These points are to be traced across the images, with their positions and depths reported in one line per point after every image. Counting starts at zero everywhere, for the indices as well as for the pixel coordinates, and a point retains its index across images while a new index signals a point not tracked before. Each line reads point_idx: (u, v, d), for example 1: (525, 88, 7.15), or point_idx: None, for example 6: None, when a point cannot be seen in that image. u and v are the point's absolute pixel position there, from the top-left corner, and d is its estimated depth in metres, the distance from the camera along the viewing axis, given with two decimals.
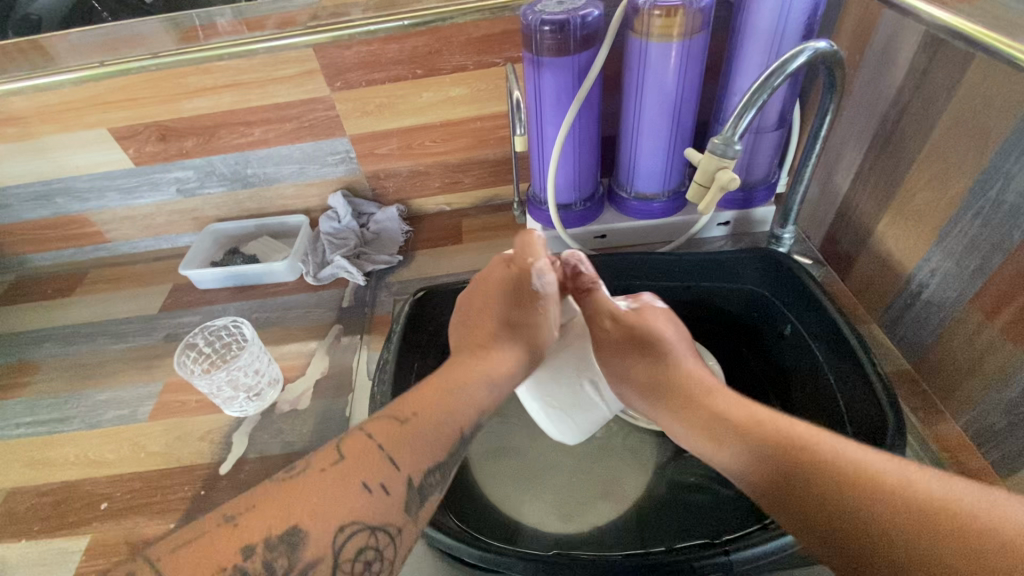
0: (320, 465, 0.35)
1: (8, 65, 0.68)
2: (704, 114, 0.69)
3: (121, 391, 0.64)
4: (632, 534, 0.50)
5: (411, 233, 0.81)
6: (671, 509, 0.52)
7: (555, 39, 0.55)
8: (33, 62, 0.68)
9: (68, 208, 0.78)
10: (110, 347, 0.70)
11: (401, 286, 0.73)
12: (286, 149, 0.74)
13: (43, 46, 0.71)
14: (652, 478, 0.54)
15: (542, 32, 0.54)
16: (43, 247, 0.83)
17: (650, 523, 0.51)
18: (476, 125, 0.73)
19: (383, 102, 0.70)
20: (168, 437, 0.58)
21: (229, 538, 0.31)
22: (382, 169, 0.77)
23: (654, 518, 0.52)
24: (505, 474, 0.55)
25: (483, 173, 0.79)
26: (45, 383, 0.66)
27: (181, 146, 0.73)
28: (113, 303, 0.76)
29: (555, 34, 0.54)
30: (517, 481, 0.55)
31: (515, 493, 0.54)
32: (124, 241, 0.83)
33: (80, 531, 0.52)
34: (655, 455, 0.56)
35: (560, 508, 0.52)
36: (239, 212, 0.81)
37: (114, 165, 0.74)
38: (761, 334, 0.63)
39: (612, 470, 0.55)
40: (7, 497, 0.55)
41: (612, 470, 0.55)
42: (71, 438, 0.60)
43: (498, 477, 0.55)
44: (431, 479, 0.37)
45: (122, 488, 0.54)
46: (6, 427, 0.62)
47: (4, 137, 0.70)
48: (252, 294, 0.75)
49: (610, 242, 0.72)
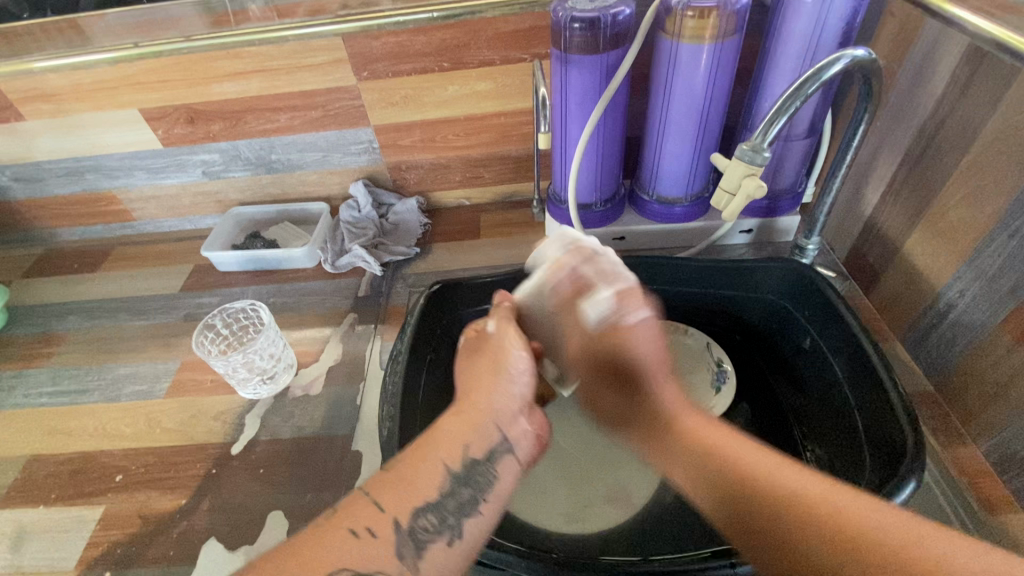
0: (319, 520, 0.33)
1: (45, 43, 0.70)
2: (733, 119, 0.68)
3: (140, 366, 0.65)
4: (634, 540, 0.50)
5: (429, 225, 0.81)
6: (674, 516, 0.52)
7: (585, 36, 0.54)
8: (69, 41, 0.69)
9: (97, 184, 0.80)
10: (132, 323, 0.71)
11: (417, 278, 0.74)
12: (310, 136, 0.75)
13: (80, 25, 0.73)
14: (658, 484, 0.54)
15: (572, 29, 0.54)
16: (72, 222, 0.85)
17: (653, 530, 0.51)
18: (500, 120, 0.73)
19: (408, 94, 0.70)
20: (184, 414, 0.59)
21: (338, 541, 0.31)
22: (403, 160, 0.78)
23: (657, 525, 0.51)
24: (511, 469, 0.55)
25: (504, 169, 0.79)
26: (69, 355, 0.68)
27: (209, 129, 0.74)
28: (137, 280, 0.78)
29: (585, 31, 0.54)
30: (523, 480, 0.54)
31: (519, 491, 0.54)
32: (149, 219, 0.84)
33: (96, 501, 0.53)
34: None
35: (563, 509, 0.52)
36: (262, 197, 0.82)
37: (144, 144, 0.75)
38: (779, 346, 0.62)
39: (618, 474, 0.55)
40: (27, 464, 0.57)
41: (619, 473, 0.55)
42: (91, 409, 0.61)
43: None
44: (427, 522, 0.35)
45: (138, 461, 0.56)
46: (30, 396, 0.64)
47: (39, 113, 0.72)
48: (270, 279, 0.76)
49: (630, 244, 0.71)
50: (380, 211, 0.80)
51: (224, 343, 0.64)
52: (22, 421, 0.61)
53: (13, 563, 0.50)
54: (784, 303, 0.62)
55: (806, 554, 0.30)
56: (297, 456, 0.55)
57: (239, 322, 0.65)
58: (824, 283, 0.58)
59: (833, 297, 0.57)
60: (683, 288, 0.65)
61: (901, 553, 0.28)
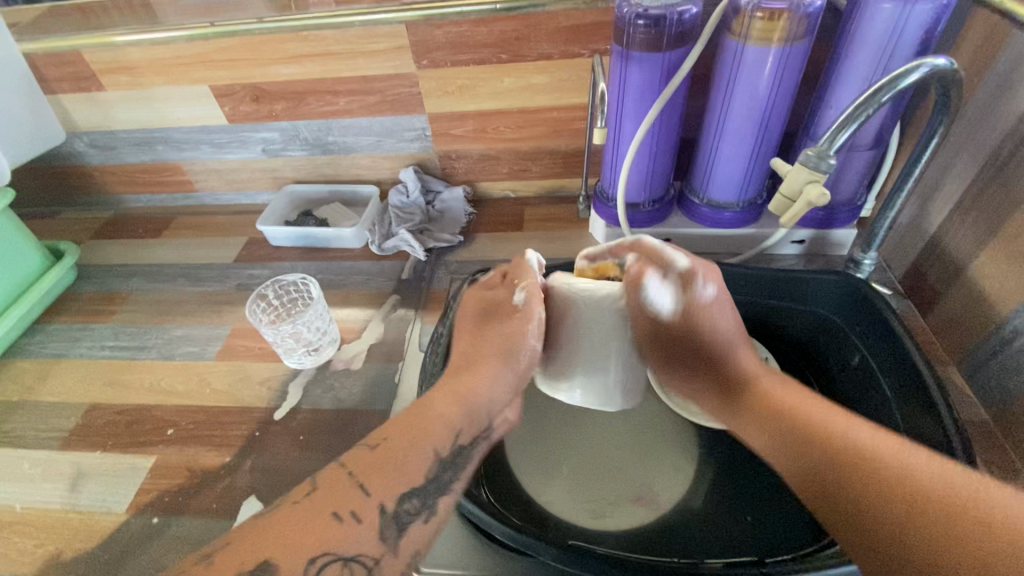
0: (297, 496, 0.36)
1: (129, 18, 0.74)
2: (793, 126, 0.67)
3: (194, 330, 0.69)
4: (660, 542, 0.49)
5: (474, 215, 0.82)
6: (704, 523, 0.51)
7: (648, 33, 0.54)
8: (150, 18, 0.73)
9: (165, 155, 0.84)
10: (188, 289, 0.75)
11: (460, 265, 0.75)
12: (366, 120, 0.77)
13: (160, 3, 0.77)
14: (687, 490, 0.53)
15: (636, 26, 0.53)
16: (139, 190, 0.90)
17: (679, 534, 0.50)
18: (553, 115, 0.73)
19: (464, 84, 0.71)
20: (232, 377, 0.62)
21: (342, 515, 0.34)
22: (454, 150, 0.79)
23: (684, 529, 0.51)
24: (540, 457, 0.56)
25: (552, 164, 0.79)
26: (130, 313, 0.72)
27: (272, 108, 0.77)
28: (195, 248, 0.82)
29: (649, 29, 0.53)
30: (552, 473, 0.55)
31: (547, 482, 0.54)
32: (209, 192, 0.89)
33: (148, 451, 0.56)
34: (694, 468, 0.55)
35: (589, 504, 0.52)
36: (315, 177, 0.85)
37: (210, 120, 0.79)
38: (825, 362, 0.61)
39: (647, 475, 0.55)
40: (88, 411, 0.61)
41: (649, 474, 0.55)
42: (147, 365, 0.65)
43: (534, 464, 0.56)
44: (410, 505, 0.37)
45: (189, 417, 0.59)
46: (93, 348, 0.68)
47: (118, 85, 0.76)
48: (319, 256, 0.78)
49: (675, 246, 0.71)
50: (427, 197, 0.82)
51: (273, 314, 0.66)
52: (85, 372, 0.65)
53: (72, 500, 0.53)
54: (833, 318, 0.60)
55: (856, 497, 0.34)
56: (335, 426, 0.57)
57: (288, 295, 0.67)
58: (879, 301, 0.56)
59: (888, 315, 0.55)
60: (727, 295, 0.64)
61: (932, 494, 0.32)
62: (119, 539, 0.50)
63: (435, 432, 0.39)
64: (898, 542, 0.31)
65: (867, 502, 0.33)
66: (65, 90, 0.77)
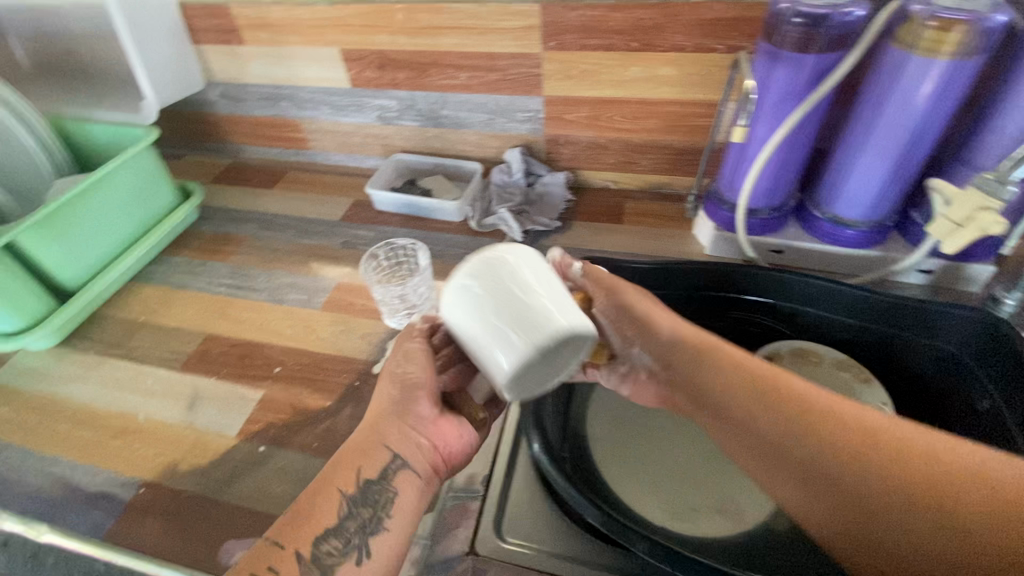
0: None
1: None
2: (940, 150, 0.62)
3: (301, 279, 0.72)
4: (745, 557, 0.48)
5: (573, 202, 0.81)
6: (794, 547, 0.49)
7: (803, 33, 0.52)
8: None
9: (287, 112, 0.89)
10: (297, 240, 0.79)
11: (556, 251, 0.75)
12: (483, 97, 0.78)
13: None
14: (778, 511, 0.51)
15: (791, 24, 0.51)
16: (258, 142, 0.96)
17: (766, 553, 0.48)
18: (673, 109, 0.71)
19: (588, 69, 0.71)
20: (335, 328, 0.65)
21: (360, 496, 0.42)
22: (563, 135, 0.79)
23: (771, 549, 0.49)
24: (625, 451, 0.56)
25: (662, 159, 0.77)
26: (245, 256, 0.77)
27: (394, 76, 0.79)
28: (304, 203, 0.86)
29: (805, 28, 0.51)
30: (635, 470, 0.54)
31: (630, 478, 0.54)
32: (321, 151, 0.93)
33: (258, 384, 0.60)
34: None
35: (672, 506, 0.52)
36: (423, 148, 0.87)
37: (335, 82, 0.82)
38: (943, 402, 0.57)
39: (735, 489, 0.53)
40: (205, 340, 0.66)
41: (738, 488, 0.53)
42: (259, 306, 0.69)
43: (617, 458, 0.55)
44: (327, 547, 0.39)
45: (295, 359, 0.62)
46: (212, 283, 0.73)
47: (258, 41, 0.81)
48: (419, 224, 0.81)
49: (787, 259, 0.68)
50: (528, 179, 0.82)
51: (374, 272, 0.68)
52: (204, 304, 0.71)
53: (189, 418, 0.58)
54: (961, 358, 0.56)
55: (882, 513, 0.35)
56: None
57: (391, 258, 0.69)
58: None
59: None
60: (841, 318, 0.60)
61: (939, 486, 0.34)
62: (228, 460, 0.54)
63: (337, 476, 0.42)
64: (933, 543, 0.33)
65: (892, 519, 0.34)
66: (209, 40, 0.83)
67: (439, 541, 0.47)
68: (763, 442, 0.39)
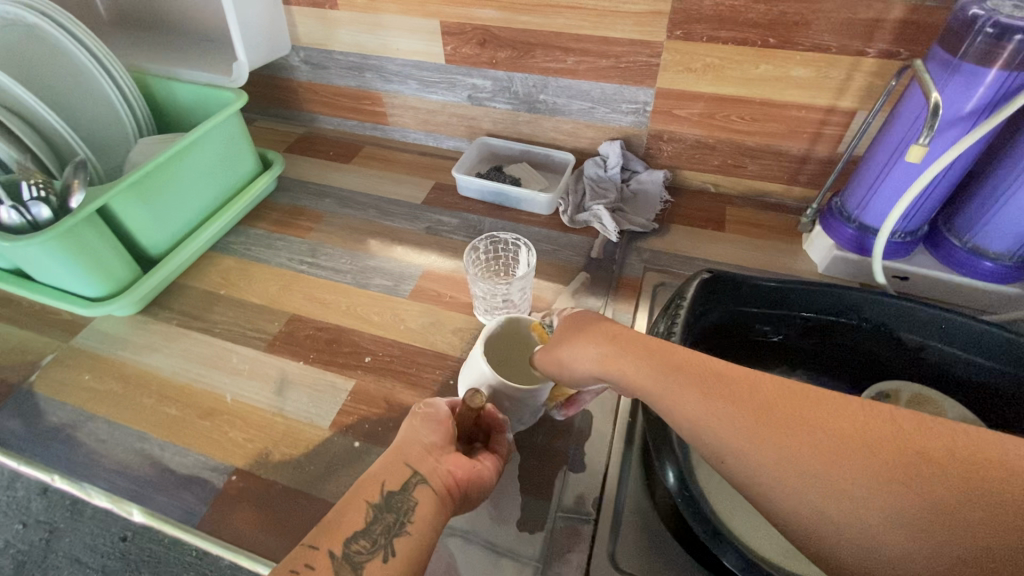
0: None
1: None
2: None
3: (386, 263, 0.69)
4: None
5: (669, 203, 0.77)
6: None
7: (989, 48, 0.46)
8: None
9: (371, 84, 0.85)
10: (378, 221, 0.76)
11: (653, 255, 0.71)
12: (587, 84, 0.73)
13: None
14: None
15: (980, 34, 0.46)
16: (334, 112, 0.92)
17: None
18: (799, 114, 0.66)
19: (713, 64, 0.65)
20: (425, 319, 0.62)
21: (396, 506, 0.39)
22: (668, 131, 0.74)
23: None
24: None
25: (773, 166, 0.72)
26: (325, 233, 0.74)
27: (494, 55, 0.74)
28: (383, 181, 0.83)
29: (993, 42, 0.45)
30: None
31: None
32: (400, 127, 0.89)
33: (349, 374, 0.57)
34: None
35: None
36: (510, 132, 0.82)
37: (428, 56, 0.78)
38: None
39: None
40: (290, 321, 0.63)
41: None
42: (344, 289, 0.66)
43: None
44: (357, 550, 0.36)
45: (386, 350, 0.59)
46: (293, 260, 0.71)
47: (352, 6, 0.76)
48: (505, 214, 0.77)
49: (909, 287, 0.64)
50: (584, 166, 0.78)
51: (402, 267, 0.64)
52: (286, 281, 0.68)
53: (278, 404, 0.55)
54: None
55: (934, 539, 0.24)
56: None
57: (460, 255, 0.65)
58: None
59: None
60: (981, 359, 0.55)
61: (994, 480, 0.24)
62: (323, 454, 0.51)
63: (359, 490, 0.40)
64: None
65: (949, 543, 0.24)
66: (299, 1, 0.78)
67: (551, 564, 0.45)
68: (777, 476, 0.28)
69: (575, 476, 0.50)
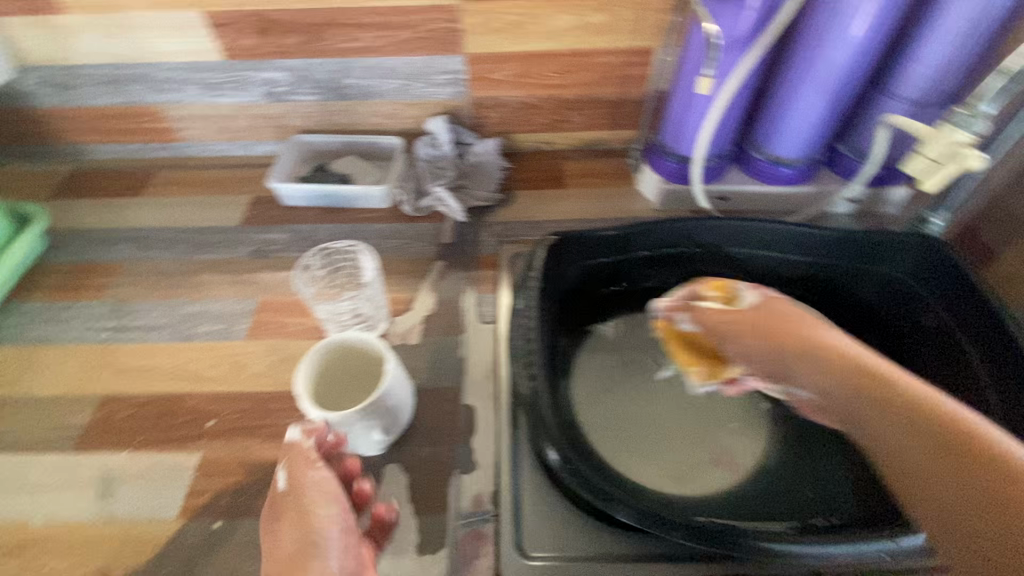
0: None
1: None
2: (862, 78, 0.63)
3: (211, 305, 0.60)
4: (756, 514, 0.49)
5: (509, 171, 0.75)
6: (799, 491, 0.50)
7: None
8: None
9: (141, 97, 0.71)
10: (193, 257, 0.65)
11: (504, 228, 0.68)
12: (393, 60, 0.67)
13: None
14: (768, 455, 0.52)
15: None
16: (105, 138, 0.76)
17: (770, 497, 0.50)
18: (607, 59, 0.66)
19: (514, 20, 0.63)
20: (271, 358, 0.55)
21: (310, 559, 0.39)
22: (490, 97, 0.70)
23: (773, 494, 0.50)
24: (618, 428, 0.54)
25: (597, 114, 0.72)
26: (126, 287, 0.62)
27: (281, 43, 0.65)
28: (188, 210, 0.70)
29: None
30: (635, 447, 0.53)
31: (632, 458, 0.52)
32: (194, 142, 0.76)
33: (190, 447, 0.49)
34: (776, 429, 0.54)
35: (676, 477, 0.51)
36: (326, 125, 0.74)
37: (201, 53, 0.66)
38: (889, 323, 0.60)
39: (729, 440, 0.53)
40: (102, 404, 0.52)
41: (736, 442, 0.53)
42: (165, 348, 0.56)
43: (611, 441, 0.53)
44: None
45: (231, 407, 0.51)
46: (90, 329, 0.58)
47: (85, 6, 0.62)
48: (341, 218, 0.70)
49: (730, 205, 0.70)
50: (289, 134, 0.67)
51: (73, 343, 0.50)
52: (86, 358, 0.56)
53: (107, 510, 0.46)
54: (903, 280, 0.60)
55: None
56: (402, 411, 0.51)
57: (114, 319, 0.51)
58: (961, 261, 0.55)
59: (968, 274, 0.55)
60: (795, 257, 0.61)
61: None
62: (176, 550, 0.44)
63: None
64: None
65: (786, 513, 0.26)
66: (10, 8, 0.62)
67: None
68: None
69: (469, 477, 0.48)
